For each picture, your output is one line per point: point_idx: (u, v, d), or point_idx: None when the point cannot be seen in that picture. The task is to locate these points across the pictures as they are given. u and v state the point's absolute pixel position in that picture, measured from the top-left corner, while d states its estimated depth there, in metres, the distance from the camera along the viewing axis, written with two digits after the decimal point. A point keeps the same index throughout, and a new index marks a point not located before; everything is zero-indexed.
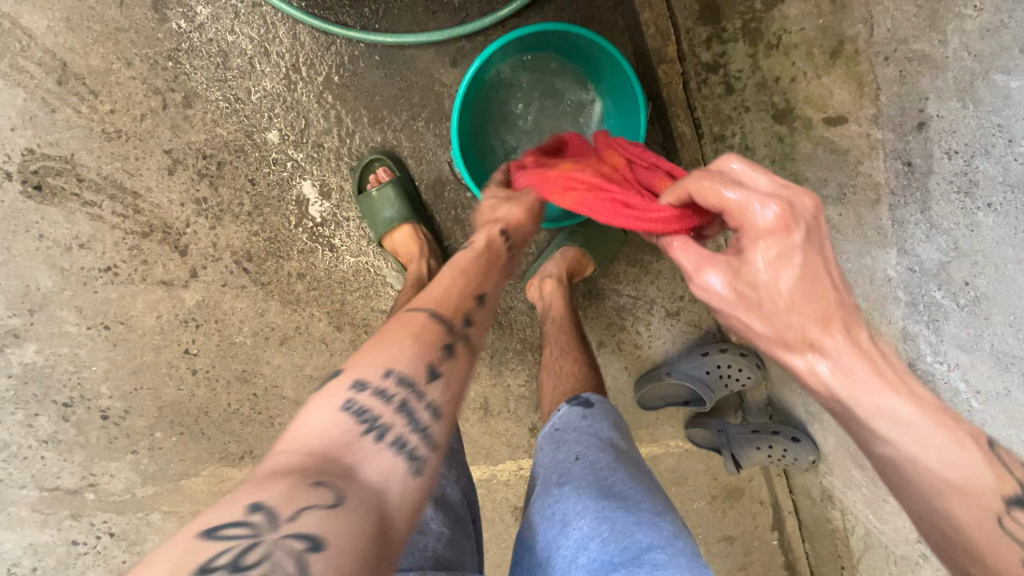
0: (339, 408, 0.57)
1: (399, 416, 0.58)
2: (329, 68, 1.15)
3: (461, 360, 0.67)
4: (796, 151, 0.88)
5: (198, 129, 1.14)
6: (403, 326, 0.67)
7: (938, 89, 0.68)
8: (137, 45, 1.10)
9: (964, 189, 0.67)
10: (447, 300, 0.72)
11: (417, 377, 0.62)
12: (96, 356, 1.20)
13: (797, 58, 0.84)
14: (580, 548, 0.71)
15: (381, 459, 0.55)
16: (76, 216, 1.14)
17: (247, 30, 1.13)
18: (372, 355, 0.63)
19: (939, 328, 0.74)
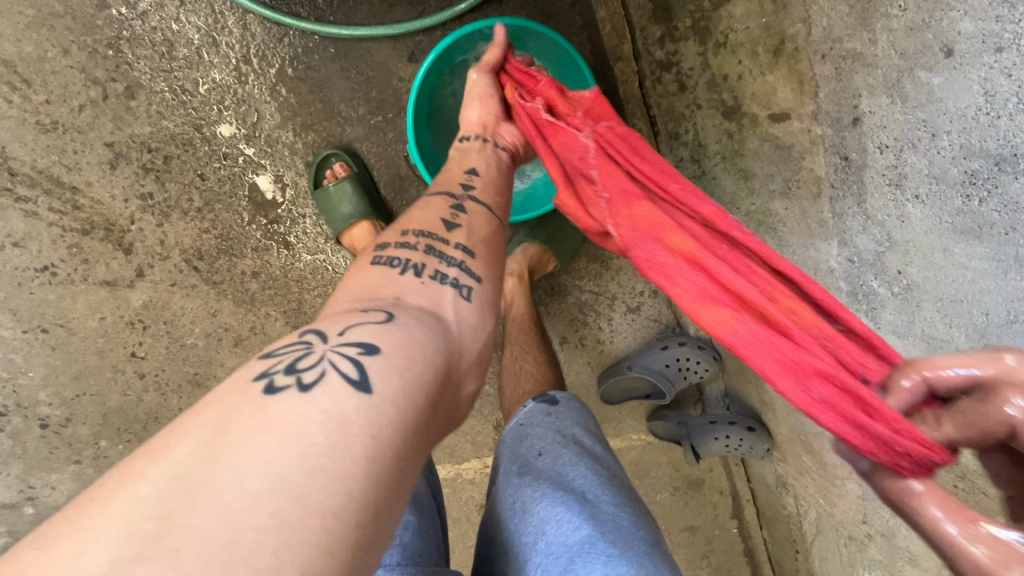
0: (372, 263, 0.61)
1: (428, 258, 0.62)
2: (282, 60, 1.12)
3: (476, 213, 0.71)
4: (745, 147, 0.91)
5: (143, 121, 1.09)
6: (410, 208, 0.70)
7: (870, 86, 0.71)
8: (74, 32, 1.05)
9: (895, 182, 0.71)
10: (447, 182, 0.76)
11: (438, 231, 0.65)
12: (32, 361, 1.13)
13: (743, 56, 0.86)
14: (539, 536, 0.71)
15: (419, 292, 0.58)
16: (9, 213, 1.07)
17: (193, 18, 1.08)
18: (389, 230, 0.66)
19: (877, 315, 0.79)
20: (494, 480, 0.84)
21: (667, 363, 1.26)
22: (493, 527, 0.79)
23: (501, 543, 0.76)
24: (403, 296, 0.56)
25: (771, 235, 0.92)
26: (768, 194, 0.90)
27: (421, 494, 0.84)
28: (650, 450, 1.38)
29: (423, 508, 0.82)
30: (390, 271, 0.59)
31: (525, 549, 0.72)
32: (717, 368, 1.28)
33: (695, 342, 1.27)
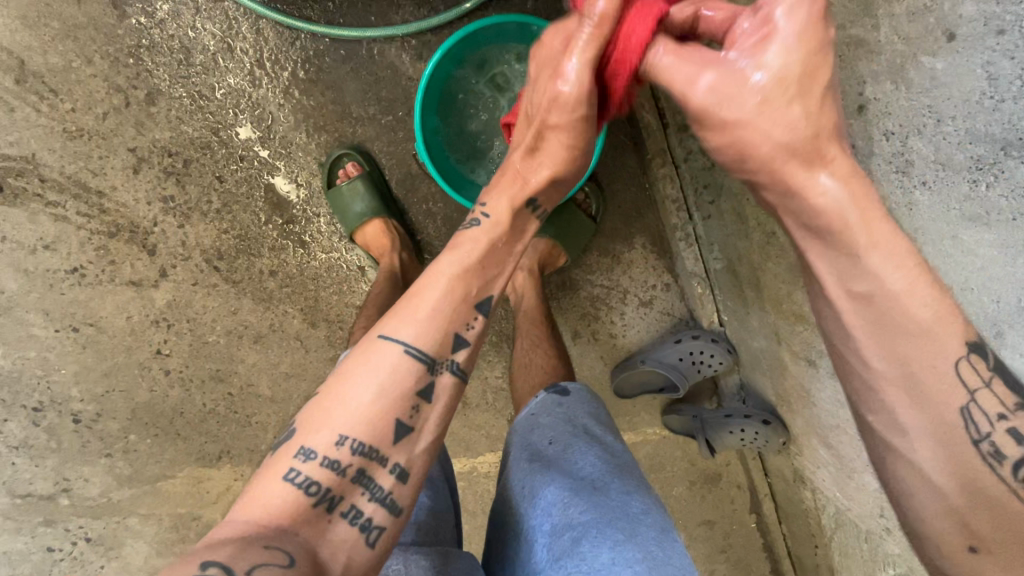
0: (283, 478, 0.55)
1: (351, 488, 0.56)
2: (294, 63, 1.15)
3: (441, 406, 0.62)
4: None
5: (163, 126, 1.13)
6: (377, 359, 0.59)
7: (874, 72, 0.70)
8: (97, 42, 1.09)
9: (901, 169, 0.70)
10: (435, 335, 0.61)
11: (381, 445, 0.57)
12: (65, 359, 1.18)
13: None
14: (547, 517, 0.73)
15: (318, 540, 0.53)
16: (40, 218, 1.12)
17: (209, 26, 1.12)
18: (343, 399, 0.58)
19: None
20: (504, 464, 0.85)
21: (680, 356, 1.26)
22: (502, 511, 0.80)
23: (510, 527, 0.78)
24: (308, 544, 0.52)
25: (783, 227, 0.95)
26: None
27: (435, 476, 0.84)
28: (664, 443, 1.38)
29: (437, 491, 0.83)
30: (302, 501, 0.54)
31: (534, 533, 0.74)
32: (731, 361, 1.27)
33: (708, 335, 1.26)
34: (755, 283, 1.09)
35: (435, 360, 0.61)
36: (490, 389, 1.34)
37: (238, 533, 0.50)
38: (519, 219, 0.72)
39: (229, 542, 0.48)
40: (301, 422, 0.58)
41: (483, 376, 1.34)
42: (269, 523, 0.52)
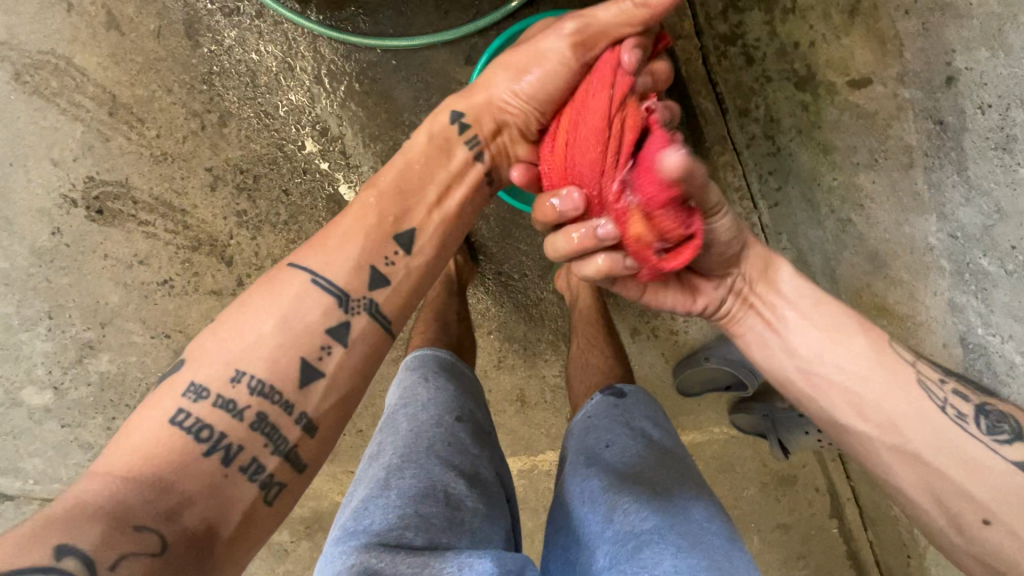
0: (170, 420, 0.57)
1: (251, 437, 0.59)
2: (349, 76, 1.19)
3: (352, 348, 0.67)
4: (823, 119, 0.92)
5: (234, 145, 1.21)
6: (288, 290, 0.66)
7: (965, 38, 0.75)
8: (175, 72, 1.18)
9: (1000, 145, 0.75)
10: (348, 275, 0.69)
11: (285, 389, 0.61)
12: (161, 363, 1.30)
13: (814, 22, 0.88)
14: (607, 523, 0.71)
15: (212, 493, 0.56)
16: (134, 236, 1.24)
17: (271, 48, 1.18)
18: (247, 332, 0.63)
19: (988, 297, 0.80)
20: (561, 469, 0.83)
21: None
22: (561, 514, 0.79)
23: (570, 532, 0.76)
24: (189, 494, 0.54)
25: (857, 212, 0.93)
26: (851, 168, 0.91)
27: (490, 481, 0.79)
28: (733, 444, 1.31)
29: (492, 495, 0.78)
30: (189, 445, 0.57)
31: (593, 538, 0.72)
32: None
33: None
34: (829, 274, 1.01)
35: (346, 297, 0.68)
36: (548, 387, 1.37)
37: (113, 499, 0.50)
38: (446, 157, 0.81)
39: (106, 507, 0.49)
40: (193, 358, 0.62)
41: (541, 375, 1.37)
42: (144, 466, 0.54)
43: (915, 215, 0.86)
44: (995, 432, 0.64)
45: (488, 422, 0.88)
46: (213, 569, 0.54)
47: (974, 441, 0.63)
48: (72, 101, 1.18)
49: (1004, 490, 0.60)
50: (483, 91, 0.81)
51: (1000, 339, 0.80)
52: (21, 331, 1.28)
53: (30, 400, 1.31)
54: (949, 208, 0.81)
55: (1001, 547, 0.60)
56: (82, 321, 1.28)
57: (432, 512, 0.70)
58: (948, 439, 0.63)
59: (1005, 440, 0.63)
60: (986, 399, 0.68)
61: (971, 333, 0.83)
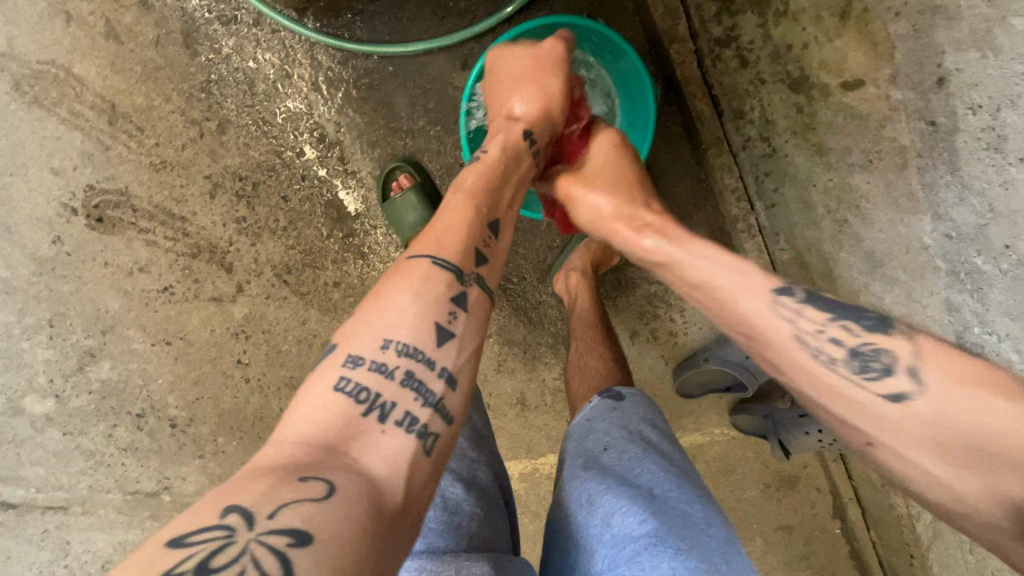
0: (333, 389, 0.55)
1: (401, 394, 0.56)
2: (346, 82, 1.20)
3: (476, 314, 0.64)
4: (817, 120, 0.93)
5: (233, 152, 1.21)
6: (412, 268, 0.63)
7: (955, 40, 0.75)
8: (174, 81, 1.19)
9: (992, 146, 0.74)
10: (464, 251, 0.67)
11: (426, 347, 0.58)
12: (162, 370, 1.31)
13: (807, 24, 0.88)
14: (605, 526, 0.71)
15: (370, 448, 0.52)
16: (134, 243, 1.25)
17: (269, 55, 1.19)
18: (387, 306, 0.60)
19: (985, 297, 0.80)
20: (560, 472, 0.84)
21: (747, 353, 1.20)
22: (559, 517, 0.79)
23: (568, 535, 0.76)
24: (351, 454, 0.51)
25: (853, 212, 0.93)
26: (846, 168, 0.91)
27: (488, 485, 0.79)
28: (734, 445, 1.31)
29: (490, 500, 0.78)
30: (350, 407, 0.54)
31: (591, 541, 0.72)
32: None
33: None
34: (827, 275, 1.02)
35: (461, 271, 0.65)
36: (548, 390, 1.37)
37: (285, 460, 0.48)
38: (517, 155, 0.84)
39: (275, 469, 0.47)
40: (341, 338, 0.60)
41: (541, 379, 1.37)
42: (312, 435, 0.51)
43: (910, 215, 0.86)
44: (865, 370, 0.55)
45: (486, 427, 0.87)
46: (392, 536, 0.47)
47: (847, 383, 0.56)
48: (71, 110, 1.19)
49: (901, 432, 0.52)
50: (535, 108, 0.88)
51: (997, 338, 0.80)
52: (22, 339, 1.29)
53: (31, 408, 1.32)
54: (943, 208, 0.81)
55: (948, 493, 0.49)
56: (83, 329, 1.28)
57: (429, 517, 0.71)
58: (843, 395, 0.56)
59: (875, 375, 0.54)
60: (873, 333, 0.57)
61: (968, 333, 0.83)
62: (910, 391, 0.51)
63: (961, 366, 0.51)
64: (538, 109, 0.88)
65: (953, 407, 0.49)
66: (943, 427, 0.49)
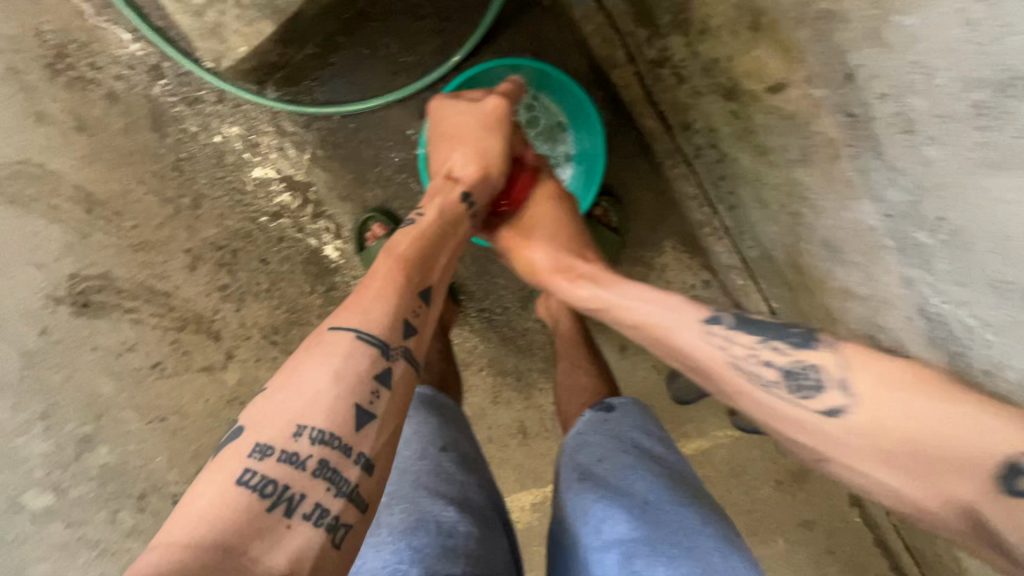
0: (236, 483, 0.51)
1: (315, 483, 0.53)
2: (312, 144, 1.25)
3: (400, 391, 0.61)
4: (754, 124, 0.95)
5: (210, 224, 1.25)
6: (330, 344, 0.61)
7: (851, 39, 0.73)
8: (146, 163, 1.23)
9: (905, 127, 0.71)
10: (390, 324, 0.64)
11: (343, 433, 0.55)
12: (159, 448, 1.30)
13: (726, 38, 0.90)
14: (600, 538, 0.72)
15: (280, 544, 0.49)
16: (122, 324, 1.27)
17: (235, 128, 1.24)
18: (298, 385, 0.57)
19: (932, 266, 0.76)
20: (555, 486, 0.84)
21: None
22: (560, 528, 0.79)
23: (571, 545, 0.77)
24: (255, 553, 0.47)
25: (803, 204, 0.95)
26: (787, 164, 0.94)
27: (483, 506, 0.80)
28: (739, 445, 1.32)
29: (485, 519, 0.78)
30: (255, 504, 0.50)
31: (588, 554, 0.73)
32: None
33: None
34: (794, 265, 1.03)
35: (389, 347, 0.63)
36: (548, 415, 1.38)
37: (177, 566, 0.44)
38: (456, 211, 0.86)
39: None
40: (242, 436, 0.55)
41: (538, 405, 1.38)
42: (207, 529, 0.47)
43: (852, 201, 0.85)
44: (799, 390, 0.60)
45: (477, 452, 0.88)
46: None
47: (784, 404, 0.61)
48: (48, 204, 1.22)
49: (857, 458, 0.55)
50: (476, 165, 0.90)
51: (955, 307, 0.75)
52: (17, 435, 1.28)
53: (31, 504, 1.30)
54: (878, 190, 0.79)
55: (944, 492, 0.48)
56: (77, 416, 1.28)
57: (424, 542, 0.70)
58: (772, 405, 0.63)
59: (810, 394, 0.59)
60: (797, 350, 0.62)
61: (927, 304, 0.79)
62: (850, 407, 0.56)
63: (888, 368, 0.56)
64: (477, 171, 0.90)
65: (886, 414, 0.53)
66: (882, 436, 0.53)
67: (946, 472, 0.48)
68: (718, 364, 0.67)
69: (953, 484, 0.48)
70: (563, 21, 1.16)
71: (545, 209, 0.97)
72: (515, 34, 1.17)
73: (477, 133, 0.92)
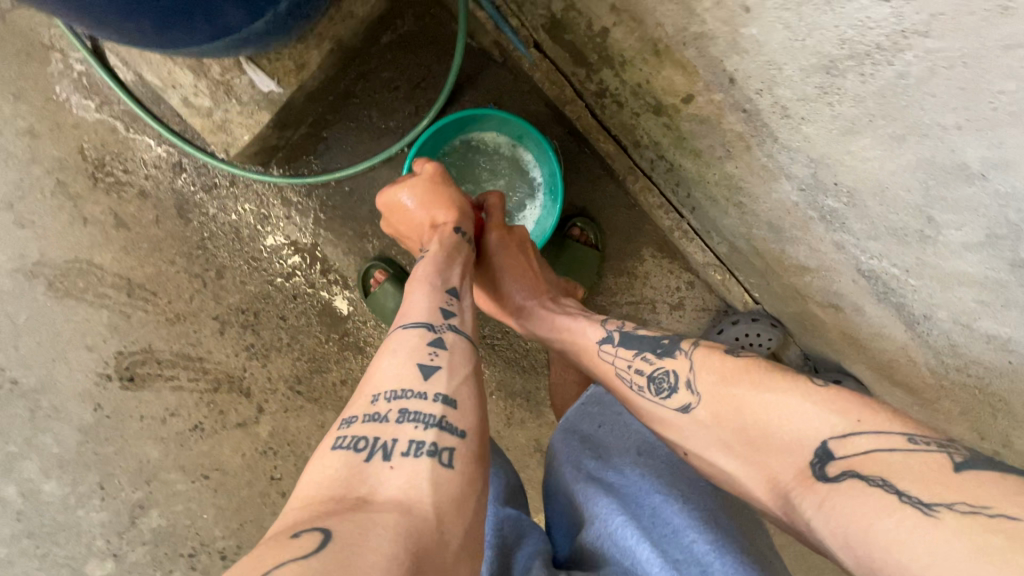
0: (332, 449, 0.60)
1: (400, 428, 0.62)
2: (314, 210, 1.41)
3: (457, 351, 0.74)
4: (684, 132, 1.05)
5: (234, 291, 1.41)
6: (389, 343, 0.74)
7: (723, 52, 0.88)
8: (175, 246, 1.41)
9: (783, 113, 0.87)
10: (431, 313, 0.79)
11: (414, 386, 0.66)
12: (204, 504, 1.41)
13: (640, 65, 1.02)
14: (592, 483, 0.81)
15: (382, 481, 0.57)
16: (164, 392, 1.41)
17: (248, 205, 1.41)
18: (373, 373, 0.70)
19: (851, 228, 0.91)
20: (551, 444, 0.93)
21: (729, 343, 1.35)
22: (553, 479, 0.89)
23: (559, 489, 0.87)
24: (362, 495, 0.55)
25: (740, 195, 1.03)
26: (719, 162, 1.02)
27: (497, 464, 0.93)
28: None
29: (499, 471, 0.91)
30: (354, 458, 0.59)
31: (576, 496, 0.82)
32: (779, 334, 1.34)
33: (748, 317, 1.35)
34: (755, 252, 1.13)
35: (434, 325, 0.77)
36: None
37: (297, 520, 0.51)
38: (457, 242, 1.00)
39: (282, 533, 0.50)
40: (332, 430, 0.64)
41: (549, 421, 1.45)
42: (319, 491, 0.55)
43: (772, 184, 0.95)
44: (659, 391, 0.78)
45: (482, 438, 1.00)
46: (435, 548, 0.53)
47: (652, 405, 0.80)
48: (96, 293, 1.39)
49: (700, 442, 0.71)
50: (455, 207, 1.05)
51: (879, 260, 0.91)
52: (78, 508, 1.41)
53: (94, 572, 1.41)
54: (787, 169, 0.92)
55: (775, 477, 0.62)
56: (130, 483, 1.41)
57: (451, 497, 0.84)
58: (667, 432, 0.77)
59: (670, 394, 0.77)
60: (661, 358, 0.81)
61: (861, 263, 0.93)
62: (693, 403, 0.74)
63: (726, 366, 0.73)
64: (456, 211, 1.04)
65: (728, 413, 0.69)
66: (724, 428, 0.69)
67: (771, 455, 0.63)
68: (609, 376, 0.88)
69: (774, 463, 0.63)
70: (518, 72, 1.32)
71: (510, 251, 1.11)
72: (478, 89, 1.34)
73: (433, 193, 1.05)
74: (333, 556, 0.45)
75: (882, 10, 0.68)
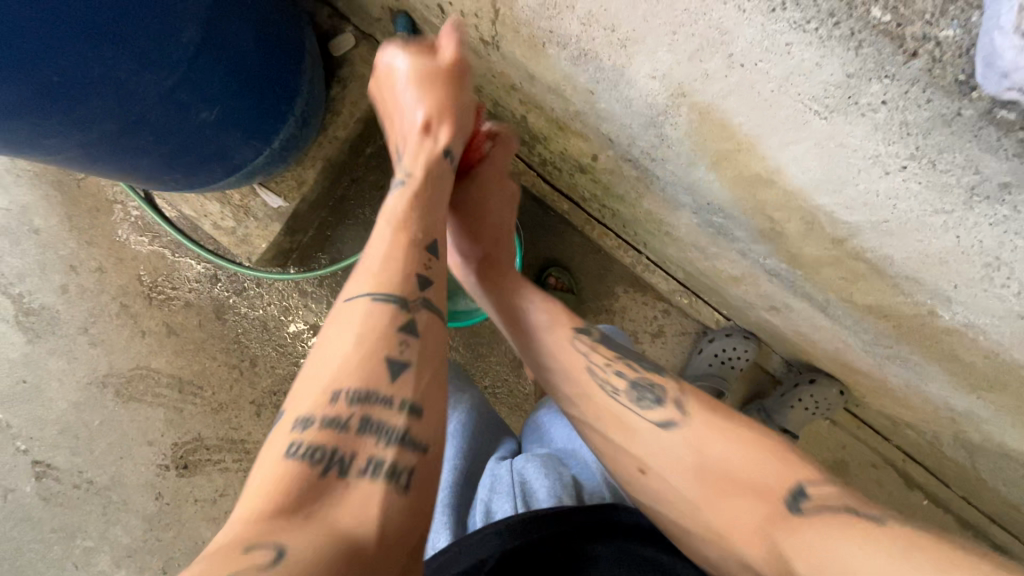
0: (284, 456, 0.64)
1: (355, 441, 0.66)
2: (327, 296, 1.66)
3: (430, 339, 0.76)
4: (606, 186, 1.24)
5: (266, 376, 1.64)
6: (355, 309, 0.76)
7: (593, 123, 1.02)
8: (215, 344, 1.66)
9: (648, 156, 0.99)
10: (397, 280, 0.79)
11: (381, 387, 0.69)
12: None
13: (555, 140, 1.21)
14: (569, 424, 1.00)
15: (333, 496, 0.62)
16: (213, 473, 1.61)
17: (272, 301, 1.67)
18: (337, 351, 0.72)
19: (735, 236, 1.01)
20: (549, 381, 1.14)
21: (710, 360, 1.44)
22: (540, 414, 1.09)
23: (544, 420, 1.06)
24: (314, 510, 0.60)
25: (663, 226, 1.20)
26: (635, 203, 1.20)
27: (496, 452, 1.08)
28: None
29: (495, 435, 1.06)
30: (305, 468, 0.63)
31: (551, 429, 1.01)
32: (753, 345, 1.44)
33: (724, 333, 1.46)
34: (699, 273, 1.28)
35: (405, 301, 0.78)
36: None
37: (242, 533, 0.56)
38: (440, 168, 0.96)
39: (226, 549, 0.55)
40: (291, 408, 0.70)
41: None
42: (268, 502, 0.60)
43: (675, 214, 1.10)
44: (640, 399, 0.84)
45: None
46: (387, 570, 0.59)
47: (622, 408, 0.85)
48: (154, 394, 1.64)
49: (686, 485, 0.76)
50: (461, 121, 1.01)
51: (771, 262, 1.00)
52: None
53: None
54: (679, 201, 1.04)
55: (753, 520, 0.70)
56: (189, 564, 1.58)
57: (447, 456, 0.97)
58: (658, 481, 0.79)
59: (650, 406, 0.83)
60: (648, 373, 0.89)
61: (760, 262, 1.02)
62: (676, 420, 0.81)
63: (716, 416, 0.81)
64: (455, 129, 1.00)
65: (729, 458, 0.75)
66: (724, 480, 0.74)
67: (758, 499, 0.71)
68: (580, 368, 0.90)
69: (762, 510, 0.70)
70: None
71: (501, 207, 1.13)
72: None
73: (435, 80, 0.98)
74: (307, 558, 0.54)
75: (652, 83, 0.83)
